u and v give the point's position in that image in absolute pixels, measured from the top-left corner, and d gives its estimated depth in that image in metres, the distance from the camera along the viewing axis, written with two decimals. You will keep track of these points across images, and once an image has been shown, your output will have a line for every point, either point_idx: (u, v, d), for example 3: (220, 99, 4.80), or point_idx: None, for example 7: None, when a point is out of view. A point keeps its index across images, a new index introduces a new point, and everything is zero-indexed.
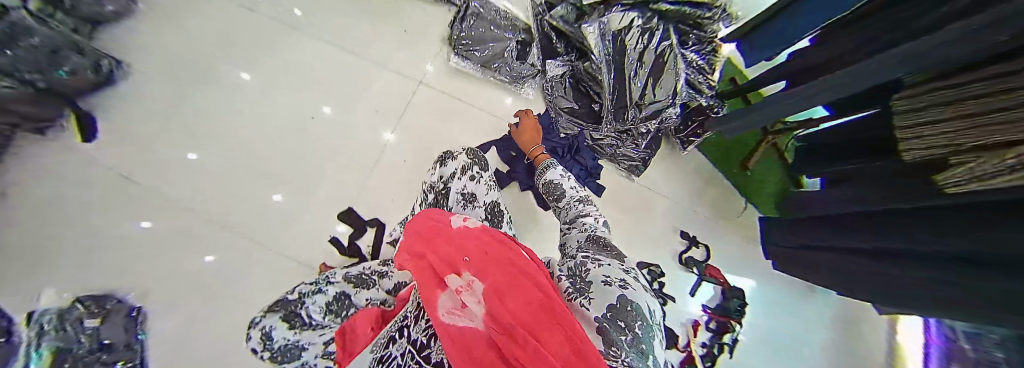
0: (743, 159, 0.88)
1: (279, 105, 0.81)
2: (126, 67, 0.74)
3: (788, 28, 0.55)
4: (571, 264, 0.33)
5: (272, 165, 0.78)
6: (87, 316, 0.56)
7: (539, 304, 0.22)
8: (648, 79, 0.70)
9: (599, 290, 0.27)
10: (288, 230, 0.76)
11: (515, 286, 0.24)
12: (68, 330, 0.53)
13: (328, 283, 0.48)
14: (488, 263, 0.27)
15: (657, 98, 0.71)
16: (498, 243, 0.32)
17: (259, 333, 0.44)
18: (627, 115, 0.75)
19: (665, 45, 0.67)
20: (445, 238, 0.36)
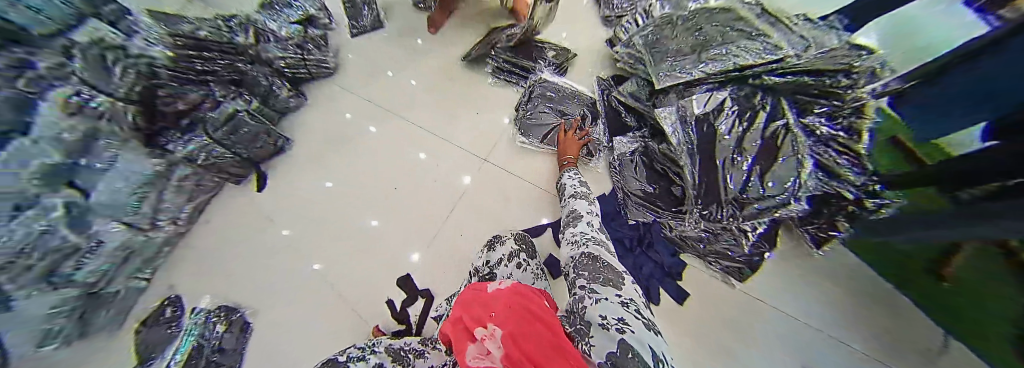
0: (940, 255, 0.55)
1: (378, 164, 0.99)
2: (291, 143, 1.01)
3: (972, 95, 0.48)
4: (574, 301, 0.36)
5: (362, 213, 0.92)
6: (217, 321, 0.75)
7: (561, 354, 0.22)
8: (757, 167, 0.64)
9: (599, 334, 0.28)
10: (356, 280, 0.84)
11: (536, 336, 0.24)
12: (204, 329, 0.74)
13: (372, 352, 0.49)
14: (515, 313, 0.28)
15: (770, 194, 0.63)
16: (515, 295, 0.32)
17: None
18: (721, 214, 0.66)
19: (778, 127, 0.65)
20: (471, 291, 0.37)
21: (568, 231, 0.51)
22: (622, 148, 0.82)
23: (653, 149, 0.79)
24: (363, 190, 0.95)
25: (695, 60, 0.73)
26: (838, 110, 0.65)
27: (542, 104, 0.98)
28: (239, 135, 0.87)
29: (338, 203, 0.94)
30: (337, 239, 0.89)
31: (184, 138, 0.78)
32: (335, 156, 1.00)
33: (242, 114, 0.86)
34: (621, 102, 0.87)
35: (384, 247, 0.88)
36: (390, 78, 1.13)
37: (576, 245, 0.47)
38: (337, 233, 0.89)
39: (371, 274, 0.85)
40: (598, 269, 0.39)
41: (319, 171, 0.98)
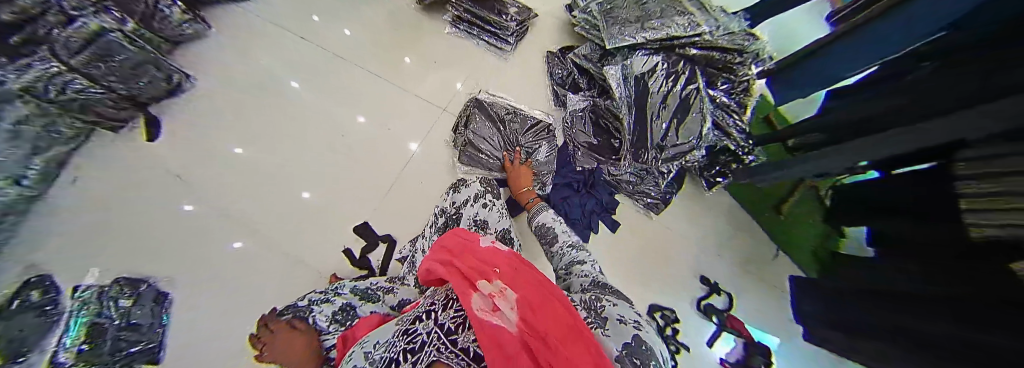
0: (777, 203, 0.84)
1: (319, 117, 0.94)
2: (195, 81, 0.89)
3: (812, 72, 0.65)
4: (583, 301, 0.35)
5: (302, 167, 0.89)
6: (122, 297, 0.59)
7: (576, 329, 0.22)
8: (673, 119, 0.78)
9: (615, 327, 0.28)
10: (305, 237, 0.82)
11: (550, 308, 0.24)
12: (102, 307, 0.56)
13: (337, 294, 0.50)
14: (522, 279, 0.29)
15: (680, 141, 0.78)
16: (524, 268, 0.32)
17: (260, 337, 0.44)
18: (646, 156, 0.80)
19: (690, 89, 0.78)
20: (475, 250, 0.37)
21: (572, 270, 0.44)
22: (575, 102, 0.92)
23: (597, 104, 0.90)
24: (308, 145, 0.91)
25: (639, 28, 0.83)
26: (734, 85, 0.80)
27: (485, 126, 0.89)
28: (111, 63, 0.72)
29: (273, 158, 0.87)
30: (274, 195, 0.84)
31: (16, 66, 0.58)
32: (256, 107, 0.91)
33: (114, 35, 0.72)
34: (578, 64, 0.95)
35: (331, 201, 0.87)
36: (328, 24, 1.04)
37: (586, 275, 0.42)
38: (277, 190, 0.85)
39: (320, 227, 0.84)
40: (608, 289, 0.38)
41: (240, 123, 0.88)
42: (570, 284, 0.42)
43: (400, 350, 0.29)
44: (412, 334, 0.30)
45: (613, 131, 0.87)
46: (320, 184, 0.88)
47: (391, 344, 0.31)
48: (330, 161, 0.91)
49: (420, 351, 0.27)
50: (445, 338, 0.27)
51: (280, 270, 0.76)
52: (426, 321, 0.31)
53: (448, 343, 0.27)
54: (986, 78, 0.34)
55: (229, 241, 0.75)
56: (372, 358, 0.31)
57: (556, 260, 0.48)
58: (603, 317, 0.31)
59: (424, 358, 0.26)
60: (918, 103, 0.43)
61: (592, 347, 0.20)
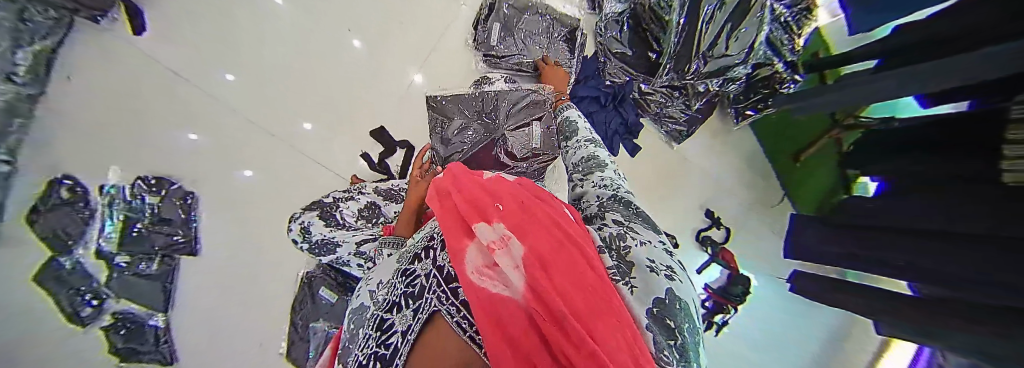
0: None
1: (314, 13, 0.86)
2: None
3: None
4: (608, 232, 0.31)
5: (304, 70, 0.85)
6: (148, 192, 0.70)
7: (593, 294, 0.20)
8: (727, 25, 0.66)
9: (644, 277, 0.26)
10: (323, 142, 0.85)
11: (563, 264, 0.22)
12: (132, 204, 0.69)
13: (360, 193, 0.56)
14: (525, 223, 0.25)
15: (728, 52, 0.66)
16: (534, 204, 0.28)
17: (299, 227, 0.53)
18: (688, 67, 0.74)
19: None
20: (475, 185, 0.32)
21: (589, 176, 0.42)
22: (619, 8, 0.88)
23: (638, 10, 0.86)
24: (314, 47, 0.86)
25: None
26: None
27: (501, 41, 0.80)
28: None
29: (273, 62, 0.84)
30: (277, 98, 0.84)
31: None
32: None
33: None
34: None
35: (338, 108, 0.86)
36: None
37: (604, 187, 0.39)
38: (280, 95, 0.84)
39: (330, 133, 0.86)
40: (632, 214, 0.34)
41: (225, 15, 0.81)
42: (584, 192, 0.40)
43: (401, 294, 0.30)
44: (411, 277, 0.31)
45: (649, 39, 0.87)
46: (325, 89, 0.86)
47: (392, 286, 0.32)
48: (331, 65, 0.86)
49: (420, 297, 0.27)
50: (445, 286, 0.26)
51: (304, 172, 0.83)
52: (424, 263, 0.31)
53: (448, 293, 0.25)
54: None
55: (245, 145, 0.80)
56: (377, 299, 0.32)
57: (575, 158, 0.46)
58: (632, 258, 0.28)
59: (425, 306, 0.26)
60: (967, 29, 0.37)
61: (602, 317, 0.18)
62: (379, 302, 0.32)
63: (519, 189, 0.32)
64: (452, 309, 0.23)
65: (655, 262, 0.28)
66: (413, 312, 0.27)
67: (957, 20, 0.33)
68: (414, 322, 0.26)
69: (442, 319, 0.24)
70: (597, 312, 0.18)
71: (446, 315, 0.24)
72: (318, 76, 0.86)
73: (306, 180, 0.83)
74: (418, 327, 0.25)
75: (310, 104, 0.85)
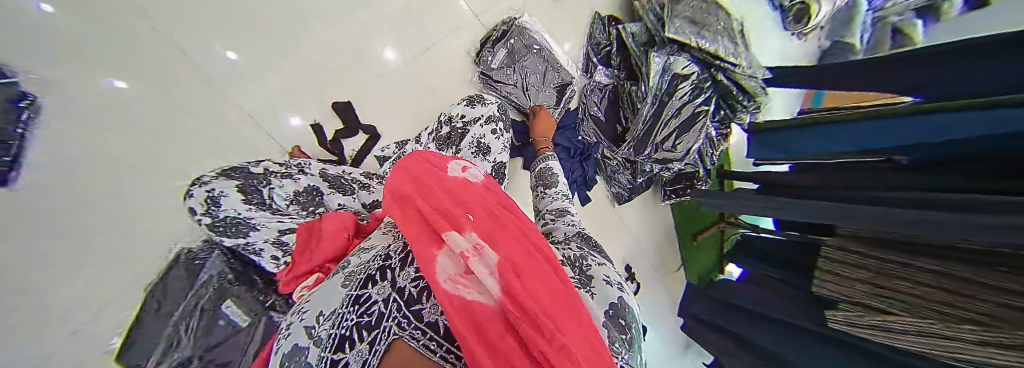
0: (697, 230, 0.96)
1: None
2: None
3: (795, 141, 0.59)
4: (569, 255, 0.37)
5: (266, 17, 0.78)
6: None
7: (559, 297, 0.23)
8: (676, 129, 0.73)
9: (601, 288, 0.31)
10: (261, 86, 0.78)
11: (533, 269, 0.24)
12: None
13: (302, 173, 0.47)
14: (497, 234, 0.27)
15: (676, 149, 0.75)
16: (503, 215, 0.30)
17: (203, 195, 0.39)
18: (643, 151, 0.76)
19: (704, 107, 0.73)
20: (443, 190, 0.32)
21: (561, 217, 0.47)
22: (602, 78, 0.84)
23: (626, 85, 0.82)
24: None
25: (691, 22, 0.69)
26: (722, 126, 0.77)
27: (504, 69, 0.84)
28: None
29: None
30: (220, 31, 0.74)
31: None
32: None
33: None
34: (620, 37, 0.81)
35: (295, 69, 0.81)
36: None
37: (571, 227, 0.44)
38: (223, 29, 0.74)
39: (280, 94, 0.79)
40: (591, 247, 0.39)
41: None
42: (554, 229, 0.45)
43: (352, 326, 0.26)
44: (366, 304, 0.27)
45: (625, 113, 0.81)
46: (286, 46, 0.80)
47: (341, 318, 0.27)
48: (304, 24, 0.81)
49: (377, 327, 0.25)
50: (405, 309, 0.25)
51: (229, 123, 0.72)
52: (380, 285, 0.29)
53: (410, 317, 0.24)
54: (852, 187, 0.47)
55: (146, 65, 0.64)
56: (319, 337, 0.27)
57: (547, 201, 0.53)
58: (591, 273, 0.33)
59: (381, 337, 0.24)
60: (805, 183, 0.57)
61: (566, 314, 0.21)
62: (323, 340, 0.27)
63: (486, 196, 0.33)
64: (416, 333, 0.23)
65: (610, 276, 0.33)
66: (369, 344, 0.24)
67: (848, 186, 0.48)
68: (372, 355, 0.23)
69: (405, 344, 0.23)
70: (562, 311, 0.21)
71: (409, 338, 0.23)
72: (284, 31, 0.79)
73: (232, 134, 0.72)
74: (378, 358, 0.22)
75: (260, 51, 0.77)
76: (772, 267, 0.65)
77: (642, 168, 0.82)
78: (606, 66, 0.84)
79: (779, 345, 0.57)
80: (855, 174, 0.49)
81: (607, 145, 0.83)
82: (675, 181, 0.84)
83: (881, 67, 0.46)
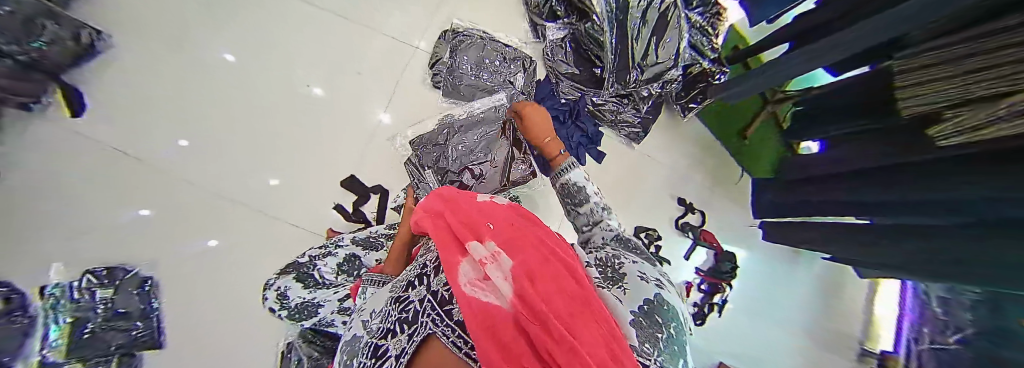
0: (742, 127, 0.84)
1: (262, 71, 0.87)
2: (110, 38, 0.78)
3: None
4: (602, 257, 0.34)
5: (263, 130, 0.84)
6: (98, 287, 0.62)
7: (578, 299, 0.20)
8: (653, 37, 0.66)
9: (634, 285, 0.29)
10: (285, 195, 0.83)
11: (551, 274, 0.21)
12: (81, 303, 0.59)
13: (338, 247, 0.54)
14: (515, 241, 0.25)
15: (659, 60, 0.67)
16: (524, 224, 0.29)
17: (275, 293, 0.50)
18: (629, 76, 0.71)
19: (670, 0, 0.63)
20: (468, 206, 0.32)
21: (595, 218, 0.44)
22: (557, 34, 0.77)
23: (580, 25, 0.74)
24: (272, 101, 0.86)
25: None
26: (709, 7, 0.68)
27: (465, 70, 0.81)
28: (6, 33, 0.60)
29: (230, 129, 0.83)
30: (236, 160, 0.82)
31: None
32: (182, 68, 0.82)
33: (47, 24, 0.66)
34: None
35: (300, 163, 0.85)
36: None
37: (609, 230, 0.41)
38: (236, 159, 0.82)
39: (296, 194, 0.83)
40: (633, 250, 0.37)
41: (168, 92, 0.81)
42: (591, 234, 0.42)
43: (395, 320, 0.26)
44: (405, 303, 0.27)
45: (594, 51, 0.74)
46: (285, 146, 0.85)
47: (386, 313, 0.27)
48: (292, 120, 0.86)
49: (415, 321, 0.24)
50: (439, 308, 0.23)
51: (272, 236, 0.80)
52: (419, 288, 0.27)
53: (443, 314, 0.22)
54: None
55: (203, 215, 0.77)
56: (370, 327, 0.28)
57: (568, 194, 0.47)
58: (622, 273, 0.30)
59: (420, 329, 0.23)
60: (833, 11, 0.47)
61: (586, 317, 0.18)
62: (373, 329, 0.27)
63: (510, 210, 0.32)
64: (447, 330, 0.20)
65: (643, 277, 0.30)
66: (408, 336, 0.23)
67: None
68: (408, 347, 0.23)
69: (439, 341, 0.21)
70: (580, 312, 0.18)
71: (441, 335, 0.21)
72: (281, 134, 0.85)
73: (278, 241, 0.80)
74: (412, 350, 0.22)
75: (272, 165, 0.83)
76: (846, 121, 0.54)
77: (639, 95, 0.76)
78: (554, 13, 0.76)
79: (888, 204, 0.47)
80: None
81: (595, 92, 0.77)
82: (680, 93, 0.78)
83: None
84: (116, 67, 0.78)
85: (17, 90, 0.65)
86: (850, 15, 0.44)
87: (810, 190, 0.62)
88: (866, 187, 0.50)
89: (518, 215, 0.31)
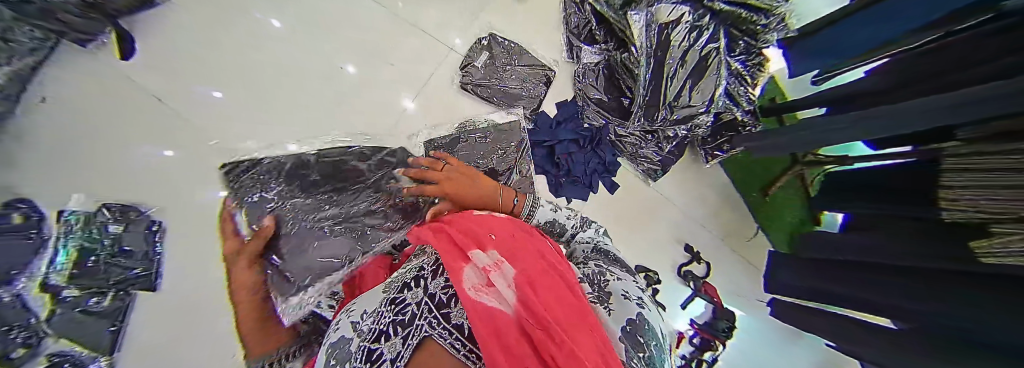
0: (766, 183, 0.81)
1: (299, 43, 0.90)
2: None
3: (848, 43, 0.48)
4: (588, 272, 0.33)
5: (291, 101, 0.88)
6: (111, 221, 0.63)
7: (573, 308, 0.21)
8: (688, 79, 0.64)
9: (619, 302, 0.27)
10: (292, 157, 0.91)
11: (548, 284, 0.23)
12: (95, 234, 0.61)
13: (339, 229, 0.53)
14: (515, 253, 0.27)
15: (692, 103, 0.66)
16: (523, 237, 0.30)
17: None
18: (656, 115, 0.69)
19: (711, 45, 0.62)
20: (470, 219, 0.33)
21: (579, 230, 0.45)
22: (593, 57, 0.79)
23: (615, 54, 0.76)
24: (305, 75, 0.89)
25: None
26: (750, 56, 0.65)
27: (490, 78, 0.86)
28: None
29: (260, 96, 0.87)
30: (260, 124, 0.86)
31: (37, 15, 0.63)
32: (225, 29, 0.86)
33: None
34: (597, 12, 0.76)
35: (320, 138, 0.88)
36: None
37: (588, 242, 0.42)
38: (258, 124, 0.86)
39: None
40: (613, 263, 0.37)
41: (209, 50, 0.85)
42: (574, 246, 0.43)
43: (389, 322, 0.25)
44: (401, 305, 0.27)
45: (625, 79, 0.76)
46: (307, 120, 0.88)
47: (379, 315, 0.27)
48: (319, 97, 0.89)
49: (410, 323, 0.24)
50: (435, 311, 0.23)
51: None
52: (416, 289, 0.28)
53: (439, 317, 0.23)
54: (928, 75, 0.37)
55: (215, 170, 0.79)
56: (361, 329, 0.27)
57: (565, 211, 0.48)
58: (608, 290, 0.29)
59: (414, 331, 0.23)
60: (868, 91, 0.46)
61: (583, 326, 0.20)
62: (364, 332, 0.27)
63: (509, 222, 0.33)
64: (444, 332, 0.21)
65: (628, 296, 0.29)
66: (402, 339, 0.23)
67: (927, 76, 0.37)
68: (403, 350, 0.22)
69: (434, 343, 0.21)
70: (576, 321, 0.20)
71: (438, 337, 0.21)
72: (307, 109, 0.89)
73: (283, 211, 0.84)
74: (407, 354, 0.21)
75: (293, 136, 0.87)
76: (880, 203, 0.51)
77: (663, 135, 0.73)
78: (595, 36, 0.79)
79: (901, 305, 0.44)
80: (929, 58, 0.37)
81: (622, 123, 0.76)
82: (706, 140, 0.76)
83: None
84: (165, 20, 0.83)
85: (77, 26, 0.69)
86: (884, 99, 0.43)
87: (829, 268, 0.59)
88: (887, 282, 0.47)
89: (517, 228, 0.33)
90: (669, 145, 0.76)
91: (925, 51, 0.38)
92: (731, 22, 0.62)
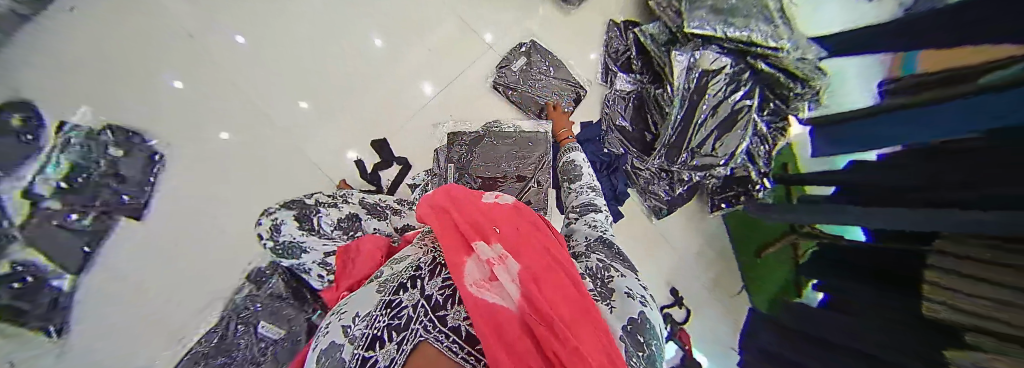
0: (760, 244, 0.81)
1: (336, 10, 0.90)
2: None
3: (868, 133, 0.50)
4: (590, 265, 0.32)
5: (317, 65, 0.89)
6: (113, 144, 0.71)
7: (578, 306, 0.21)
8: (714, 131, 0.65)
9: (621, 301, 0.27)
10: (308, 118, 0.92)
11: (553, 280, 0.22)
12: (94, 152, 0.68)
13: (345, 203, 0.53)
14: (521, 244, 0.25)
15: (716, 153, 0.66)
16: (529, 227, 0.29)
17: (270, 222, 0.48)
18: (677, 159, 0.69)
19: (744, 102, 0.63)
20: (472, 199, 0.31)
21: (583, 217, 0.43)
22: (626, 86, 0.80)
23: (648, 88, 0.77)
24: (337, 43, 0.90)
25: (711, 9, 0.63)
26: (776, 120, 0.66)
27: (522, 84, 0.86)
28: None
29: (288, 55, 0.88)
30: (282, 82, 0.87)
31: None
32: None
33: None
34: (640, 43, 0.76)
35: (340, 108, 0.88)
36: None
37: (592, 229, 0.40)
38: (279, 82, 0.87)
39: (327, 133, 0.88)
40: (615, 254, 0.35)
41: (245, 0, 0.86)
42: (575, 230, 0.41)
43: (384, 327, 0.24)
44: (396, 308, 0.25)
45: (659, 112, 0.74)
46: (330, 87, 0.89)
47: (374, 319, 0.25)
48: (346, 67, 0.90)
49: (405, 328, 0.23)
50: (431, 314, 0.23)
51: (291, 164, 0.85)
52: (411, 291, 0.27)
53: (435, 321, 0.22)
54: (940, 182, 0.39)
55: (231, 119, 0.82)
56: (354, 335, 0.25)
57: (572, 202, 0.47)
58: (609, 287, 0.29)
59: (410, 336, 0.22)
60: (883, 182, 0.47)
61: (589, 326, 0.19)
62: (357, 338, 0.25)
63: (515, 207, 0.32)
64: (440, 335, 0.21)
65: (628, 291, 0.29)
66: (397, 345, 0.22)
67: (941, 182, 0.39)
68: (397, 355, 0.21)
69: (429, 348, 0.21)
70: (580, 318, 0.19)
71: (434, 341, 0.21)
72: (334, 76, 0.89)
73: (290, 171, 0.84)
74: (401, 359, 0.20)
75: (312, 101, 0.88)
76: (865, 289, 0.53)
77: (677, 177, 0.74)
78: (633, 66, 0.80)
79: None
80: (945, 164, 0.38)
81: (642, 156, 0.77)
82: (717, 189, 0.77)
83: (959, 24, 0.37)
84: None
85: None
86: (898, 193, 0.44)
87: (803, 340, 0.61)
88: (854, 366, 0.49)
89: (522, 215, 0.31)
90: (681, 187, 0.76)
91: (937, 154, 0.40)
92: (767, 83, 0.62)
